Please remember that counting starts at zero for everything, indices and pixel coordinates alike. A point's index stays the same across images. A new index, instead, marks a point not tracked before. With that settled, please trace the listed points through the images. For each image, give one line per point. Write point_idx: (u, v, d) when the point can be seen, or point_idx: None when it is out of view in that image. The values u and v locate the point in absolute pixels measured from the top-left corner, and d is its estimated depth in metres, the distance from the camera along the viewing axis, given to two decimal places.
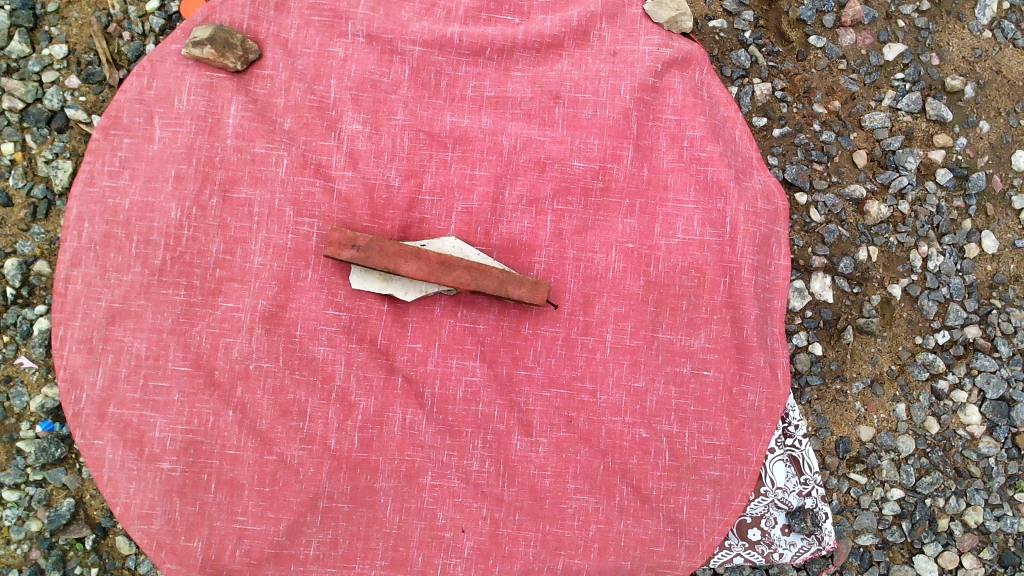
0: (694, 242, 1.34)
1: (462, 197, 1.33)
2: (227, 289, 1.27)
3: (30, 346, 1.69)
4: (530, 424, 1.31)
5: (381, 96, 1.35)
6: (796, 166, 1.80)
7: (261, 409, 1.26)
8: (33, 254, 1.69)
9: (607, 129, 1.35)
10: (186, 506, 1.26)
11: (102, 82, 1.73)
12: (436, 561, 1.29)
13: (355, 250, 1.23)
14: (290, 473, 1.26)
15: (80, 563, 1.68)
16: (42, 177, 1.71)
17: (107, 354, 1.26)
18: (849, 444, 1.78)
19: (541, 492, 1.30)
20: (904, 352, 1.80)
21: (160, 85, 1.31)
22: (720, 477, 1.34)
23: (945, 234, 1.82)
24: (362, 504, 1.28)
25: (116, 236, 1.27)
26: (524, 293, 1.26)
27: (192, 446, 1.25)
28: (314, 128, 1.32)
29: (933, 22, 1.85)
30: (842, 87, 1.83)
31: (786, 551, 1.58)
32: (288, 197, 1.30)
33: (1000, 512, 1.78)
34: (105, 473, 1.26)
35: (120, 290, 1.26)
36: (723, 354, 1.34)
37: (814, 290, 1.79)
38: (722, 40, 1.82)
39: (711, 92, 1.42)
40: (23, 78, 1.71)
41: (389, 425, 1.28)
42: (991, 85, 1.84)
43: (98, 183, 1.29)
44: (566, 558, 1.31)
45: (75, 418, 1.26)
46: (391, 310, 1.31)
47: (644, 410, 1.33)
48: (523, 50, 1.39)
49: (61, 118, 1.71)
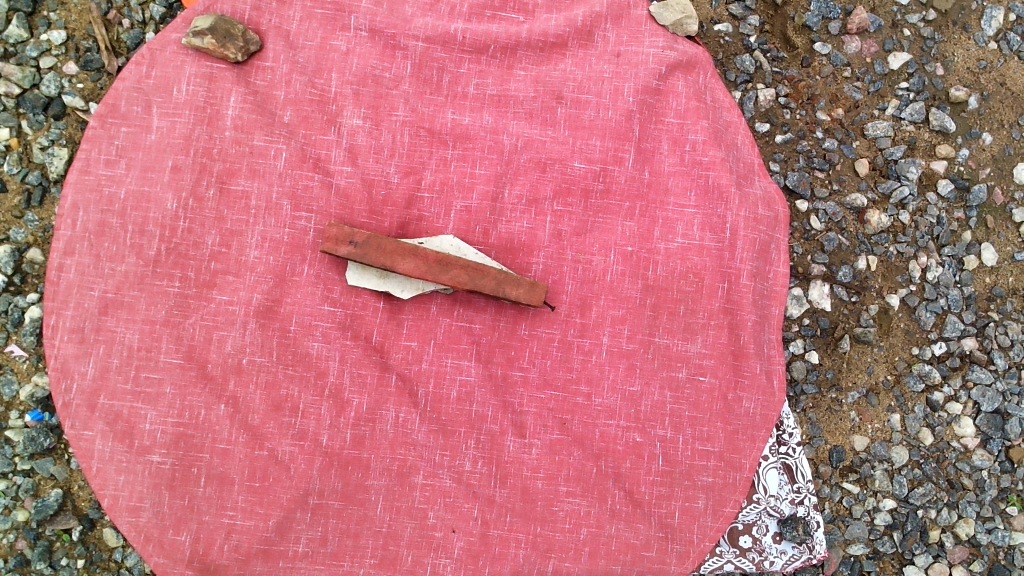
0: (693, 247, 1.34)
1: (462, 195, 1.32)
2: (221, 282, 1.26)
3: (21, 334, 1.68)
4: (524, 426, 1.30)
5: (382, 91, 1.33)
6: (798, 173, 1.80)
7: (253, 404, 1.25)
8: (27, 241, 1.68)
9: (609, 131, 1.34)
10: (175, 500, 1.25)
11: (100, 70, 1.71)
12: (426, 560, 1.29)
13: (353, 246, 1.22)
14: (281, 469, 1.25)
15: (66, 554, 1.67)
16: (37, 163, 1.69)
17: (98, 345, 1.25)
18: (843, 454, 1.78)
19: (533, 494, 1.30)
20: (900, 362, 1.80)
21: (159, 74, 1.30)
22: (712, 483, 1.34)
23: (945, 246, 1.82)
24: (352, 501, 1.27)
25: (111, 225, 1.26)
26: (521, 294, 1.25)
27: (183, 439, 1.24)
28: (314, 121, 1.31)
29: (938, 32, 1.84)
30: (845, 95, 1.82)
31: (776, 560, 1.58)
32: (286, 190, 1.29)
33: (991, 525, 1.78)
34: (94, 464, 1.24)
35: (113, 281, 1.25)
36: (719, 360, 1.34)
37: (812, 298, 1.79)
38: (727, 44, 1.81)
39: (715, 96, 1.41)
40: (20, 63, 1.69)
41: (382, 423, 1.27)
42: (994, 97, 1.84)
43: (94, 172, 1.28)
44: (556, 561, 1.30)
45: (65, 408, 1.25)
46: (387, 307, 1.30)
47: (639, 414, 1.32)
48: (526, 49, 1.38)
49: (58, 104, 1.70)
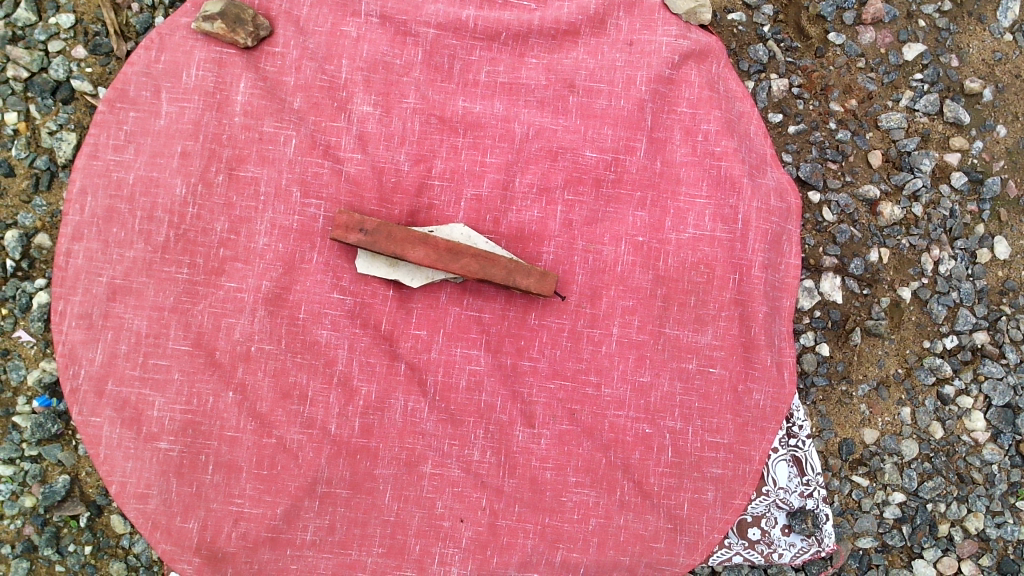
0: (705, 238, 1.33)
1: (472, 184, 1.31)
2: (230, 269, 1.25)
3: (29, 319, 1.67)
4: (533, 416, 1.29)
5: (392, 78, 1.32)
6: (811, 164, 1.79)
7: (262, 391, 1.24)
8: (34, 226, 1.67)
9: (621, 120, 1.33)
10: (183, 487, 1.24)
11: (109, 54, 1.70)
12: (433, 550, 1.28)
13: (363, 234, 1.21)
14: (289, 457, 1.24)
15: (74, 540, 1.67)
16: (45, 148, 1.68)
17: (107, 331, 1.24)
18: (852, 446, 1.77)
19: (541, 485, 1.29)
20: (912, 355, 1.79)
21: (168, 59, 1.29)
22: (722, 475, 1.33)
23: (958, 239, 1.81)
24: (360, 490, 1.26)
25: (120, 211, 1.25)
26: (532, 283, 1.24)
27: (191, 426, 1.24)
28: (324, 108, 1.30)
29: (953, 23, 1.83)
30: (859, 86, 1.81)
31: (785, 552, 1.58)
32: (296, 177, 1.28)
33: (1000, 519, 1.77)
34: (101, 451, 1.24)
35: (122, 266, 1.24)
36: (729, 352, 1.33)
37: (824, 290, 1.78)
38: (741, 33, 1.80)
39: (728, 86, 1.40)
40: (28, 46, 1.68)
41: (390, 412, 1.27)
42: (1009, 89, 1.82)
43: (103, 157, 1.27)
44: (564, 552, 1.30)
45: (73, 394, 1.24)
46: (396, 296, 1.29)
47: (649, 405, 1.31)
48: (538, 36, 1.37)
49: (66, 89, 1.69)
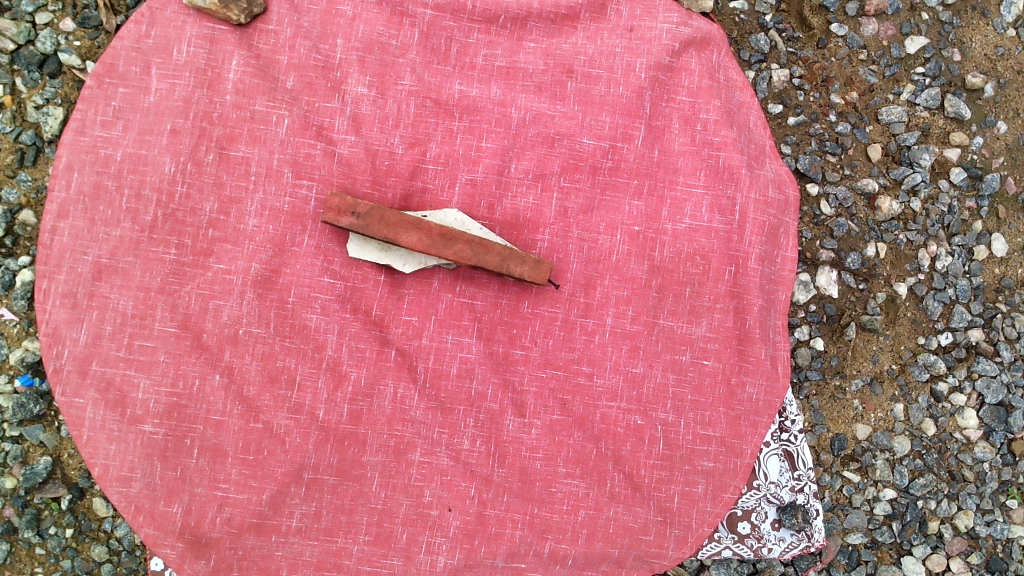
0: (701, 228, 1.31)
1: (467, 168, 1.29)
2: (219, 251, 1.23)
3: (12, 297, 1.65)
4: (524, 405, 1.28)
5: (388, 59, 1.30)
6: (809, 157, 1.78)
7: (249, 375, 1.22)
8: (19, 202, 1.65)
9: (620, 107, 1.31)
10: (167, 471, 1.22)
11: (98, 28, 1.67)
12: (421, 539, 1.26)
13: (354, 217, 1.19)
14: (276, 442, 1.23)
15: (54, 522, 1.65)
16: (31, 122, 1.66)
17: (91, 311, 1.22)
18: (844, 442, 1.77)
19: (530, 475, 1.28)
20: (906, 352, 1.79)
21: (159, 34, 1.26)
22: (713, 468, 1.32)
23: (955, 235, 1.81)
24: (348, 477, 1.25)
25: (107, 188, 1.22)
26: (526, 272, 1.22)
27: (176, 409, 1.21)
28: (317, 88, 1.28)
29: (957, 16, 1.82)
30: (861, 79, 1.80)
31: (774, 547, 1.58)
32: (287, 158, 1.25)
33: (990, 517, 1.78)
34: (85, 432, 1.22)
35: (108, 245, 1.22)
36: (724, 344, 1.31)
37: (819, 284, 1.77)
38: (742, 22, 1.78)
39: (728, 75, 1.38)
40: (15, 18, 1.65)
41: (380, 398, 1.25)
42: (1011, 85, 1.81)
43: (90, 133, 1.24)
44: (553, 542, 1.28)
45: (56, 374, 1.22)
46: (388, 281, 1.27)
47: (641, 397, 1.30)
48: (537, 20, 1.35)
49: (54, 62, 1.66)
